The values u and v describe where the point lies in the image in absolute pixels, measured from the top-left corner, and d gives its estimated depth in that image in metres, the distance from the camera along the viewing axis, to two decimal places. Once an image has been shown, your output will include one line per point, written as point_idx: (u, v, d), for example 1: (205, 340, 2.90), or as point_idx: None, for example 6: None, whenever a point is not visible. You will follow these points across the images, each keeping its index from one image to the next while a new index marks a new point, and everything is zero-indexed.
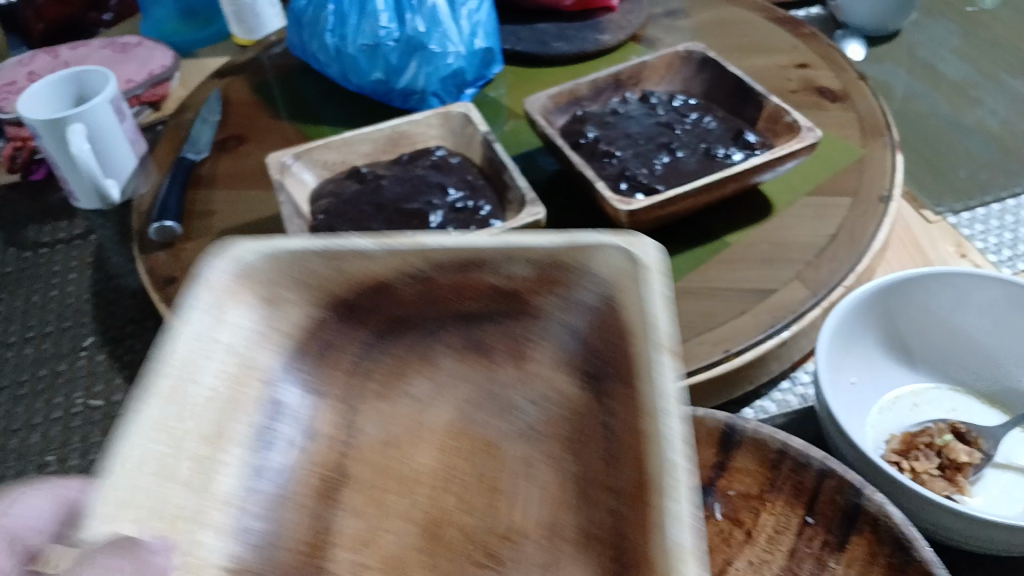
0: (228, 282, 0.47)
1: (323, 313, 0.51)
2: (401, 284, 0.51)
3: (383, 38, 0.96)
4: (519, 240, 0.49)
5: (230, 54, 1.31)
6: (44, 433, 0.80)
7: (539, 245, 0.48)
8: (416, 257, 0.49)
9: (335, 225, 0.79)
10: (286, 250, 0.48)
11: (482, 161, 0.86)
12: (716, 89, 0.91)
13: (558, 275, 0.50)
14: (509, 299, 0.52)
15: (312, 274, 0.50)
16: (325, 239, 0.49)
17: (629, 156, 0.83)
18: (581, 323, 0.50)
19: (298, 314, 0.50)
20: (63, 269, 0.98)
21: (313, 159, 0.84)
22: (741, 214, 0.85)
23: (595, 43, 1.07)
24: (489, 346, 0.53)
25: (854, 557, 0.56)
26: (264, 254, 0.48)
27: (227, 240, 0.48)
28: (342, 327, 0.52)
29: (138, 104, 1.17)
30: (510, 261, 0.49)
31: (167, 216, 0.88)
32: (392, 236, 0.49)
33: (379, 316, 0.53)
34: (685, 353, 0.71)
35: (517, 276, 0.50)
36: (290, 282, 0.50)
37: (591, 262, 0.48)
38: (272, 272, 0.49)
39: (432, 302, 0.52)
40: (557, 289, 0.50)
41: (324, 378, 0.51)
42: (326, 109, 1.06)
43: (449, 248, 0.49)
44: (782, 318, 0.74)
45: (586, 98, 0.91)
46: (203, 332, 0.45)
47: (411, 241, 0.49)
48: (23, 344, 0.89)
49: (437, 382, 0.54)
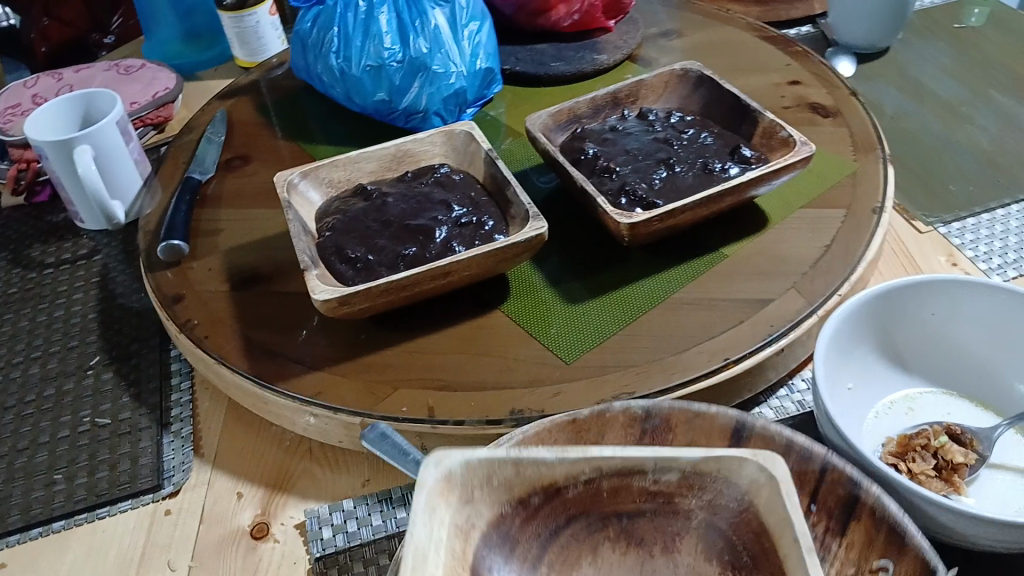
0: (439, 495, 0.45)
1: (513, 509, 0.49)
2: (568, 491, 0.50)
3: (388, 59, 0.99)
4: (665, 453, 0.48)
5: (233, 77, 1.33)
6: (52, 449, 0.80)
7: (687, 457, 0.48)
8: (585, 467, 0.49)
9: (341, 241, 0.80)
10: (479, 459, 0.47)
11: (485, 178, 0.87)
12: (713, 106, 0.93)
13: (709, 483, 0.49)
14: (664, 500, 0.50)
15: (505, 480, 0.48)
16: (507, 449, 0.48)
17: (628, 171, 0.85)
18: (734, 528, 0.49)
19: (491, 513, 0.48)
20: (68, 288, 0.99)
21: (318, 177, 0.86)
22: (739, 228, 0.86)
23: (592, 63, 1.09)
24: (642, 538, 0.52)
25: (853, 542, 0.51)
26: (466, 463, 0.47)
27: (432, 453, 0.47)
28: (525, 521, 0.50)
29: (143, 125, 1.19)
30: (664, 469, 0.49)
31: (174, 234, 0.90)
32: (563, 449, 0.49)
33: (555, 520, 0.51)
34: (687, 362, 0.72)
35: (669, 481, 0.49)
36: (485, 486, 0.48)
37: (733, 473, 0.48)
38: (468, 479, 0.47)
39: (594, 510, 0.51)
40: (707, 495, 0.50)
41: (515, 572, 0.49)
42: (330, 130, 1.08)
43: (615, 459, 0.48)
44: (780, 326, 0.75)
45: (585, 116, 0.93)
46: (430, 553, 0.44)
47: (579, 454, 0.48)
48: (29, 363, 0.90)
49: (601, 572, 0.52)
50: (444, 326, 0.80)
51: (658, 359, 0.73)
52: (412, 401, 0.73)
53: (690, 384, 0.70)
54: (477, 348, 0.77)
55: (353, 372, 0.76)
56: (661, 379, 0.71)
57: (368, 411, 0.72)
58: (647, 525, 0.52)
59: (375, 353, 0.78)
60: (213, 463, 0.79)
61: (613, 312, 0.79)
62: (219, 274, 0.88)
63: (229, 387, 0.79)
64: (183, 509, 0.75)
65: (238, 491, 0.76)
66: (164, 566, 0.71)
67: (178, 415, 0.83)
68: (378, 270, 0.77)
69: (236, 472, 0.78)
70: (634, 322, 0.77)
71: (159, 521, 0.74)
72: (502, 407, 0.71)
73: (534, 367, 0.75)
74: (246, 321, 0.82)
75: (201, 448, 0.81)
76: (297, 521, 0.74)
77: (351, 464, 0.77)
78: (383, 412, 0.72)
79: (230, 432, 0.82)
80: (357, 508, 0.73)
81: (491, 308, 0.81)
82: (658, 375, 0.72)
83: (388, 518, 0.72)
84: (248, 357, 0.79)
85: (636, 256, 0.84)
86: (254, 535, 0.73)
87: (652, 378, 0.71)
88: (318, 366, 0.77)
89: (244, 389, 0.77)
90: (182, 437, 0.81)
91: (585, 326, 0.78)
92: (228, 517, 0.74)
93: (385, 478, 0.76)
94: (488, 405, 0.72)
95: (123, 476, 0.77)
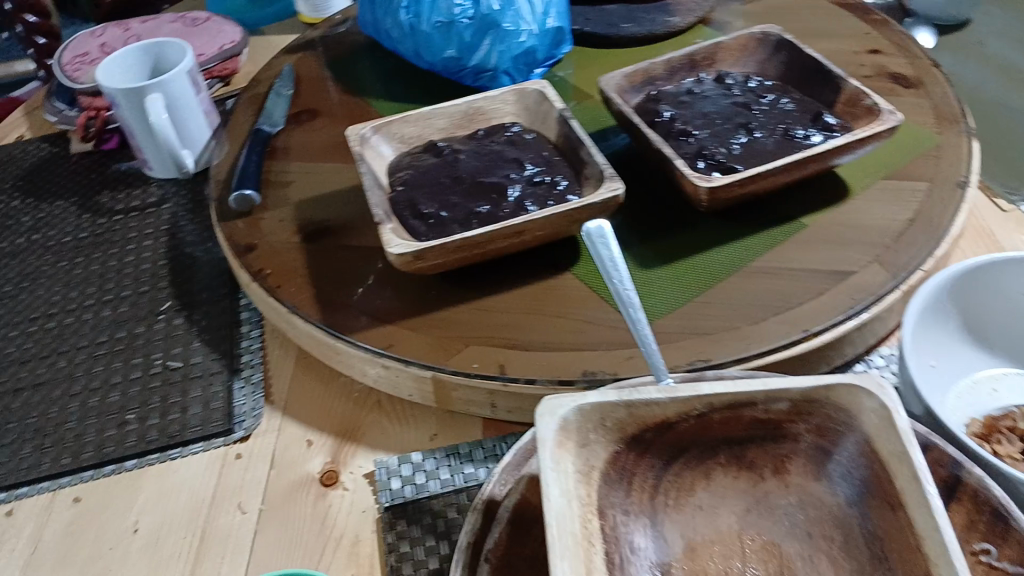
0: (556, 438, 0.52)
1: (622, 446, 0.56)
2: (681, 423, 0.56)
3: (458, 16, 0.97)
4: (777, 384, 0.54)
5: (298, 32, 1.33)
6: (124, 390, 0.81)
7: (795, 388, 0.54)
8: (698, 403, 0.54)
9: (415, 197, 0.80)
10: (590, 404, 0.53)
11: (557, 137, 0.86)
12: (792, 72, 0.91)
13: (812, 409, 0.55)
14: (771, 429, 0.56)
15: (614, 419, 0.54)
16: (618, 392, 0.54)
17: (706, 136, 0.84)
18: (841, 453, 0.55)
19: (605, 451, 0.55)
20: (139, 235, 1.00)
21: (391, 132, 0.86)
22: (817, 197, 0.85)
23: (664, 25, 1.07)
24: (757, 465, 0.58)
25: (954, 522, 0.52)
26: (578, 409, 0.53)
27: (542, 402, 0.53)
28: (636, 454, 0.56)
29: (210, 77, 1.19)
30: (773, 399, 0.54)
31: (246, 185, 0.91)
32: (673, 387, 0.54)
33: (667, 453, 0.57)
34: (765, 333, 0.72)
35: (777, 410, 0.55)
36: (596, 428, 0.54)
37: (833, 398, 0.54)
38: (581, 423, 0.54)
39: (707, 437, 0.57)
40: (812, 420, 0.55)
41: (631, 500, 0.56)
42: (397, 86, 1.07)
43: (726, 392, 0.54)
44: (860, 300, 0.74)
45: (660, 78, 0.92)
46: (558, 489, 0.50)
47: (692, 390, 0.54)
48: (101, 306, 0.91)
49: (715, 493, 0.58)
50: (514, 285, 0.80)
51: (736, 327, 0.73)
52: (482, 357, 0.73)
53: (767, 355, 0.71)
54: (549, 307, 0.77)
55: (424, 327, 0.77)
56: (739, 349, 0.71)
57: (440, 366, 0.73)
58: (767, 465, 0.57)
59: (447, 308, 0.78)
60: (283, 410, 0.80)
61: (687, 277, 0.78)
62: (290, 225, 0.89)
63: (301, 337, 0.80)
64: (253, 453, 0.76)
65: (307, 439, 0.77)
66: (237, 508, 0.72)
67: (248, 362, 0.84)
68: (451, 226, 0.77)
69: (306, 420, 0.79)
70: (709, 288, 0.77)
71: (230, 465, 0.75)
72: (574, 368, 0.71)
73: (606, 330, 0.74)
74: (317, 273, 0.83)
75: (271, 395, 0.82)
76: (366, 470, 0.74)
77: (419, 417, 0.78)
78: (454, 367, 0.72)
79: (299, 381, 0.83)
80: (425, 461, 0.73)
81: (561, 270, 0.81)
82: (735, 344, 0.72)
83: (456, 473, 0.72)
84: (321, 308, 0.79)
85: (711, 221, 0.83)
86: (324, 483, 0.74)
87: (728, 346, 0.71)
88: (389, 319, 0.77)
89: (316, 339, 0.78)
90: (252, 383, 0.82)
91: (659, 291, 0.78)
92: (298, 463, 0.75)
93: (452, 432, 0.76)
94: (559, 365, 0.72)
95: (196, 418, 0.79)
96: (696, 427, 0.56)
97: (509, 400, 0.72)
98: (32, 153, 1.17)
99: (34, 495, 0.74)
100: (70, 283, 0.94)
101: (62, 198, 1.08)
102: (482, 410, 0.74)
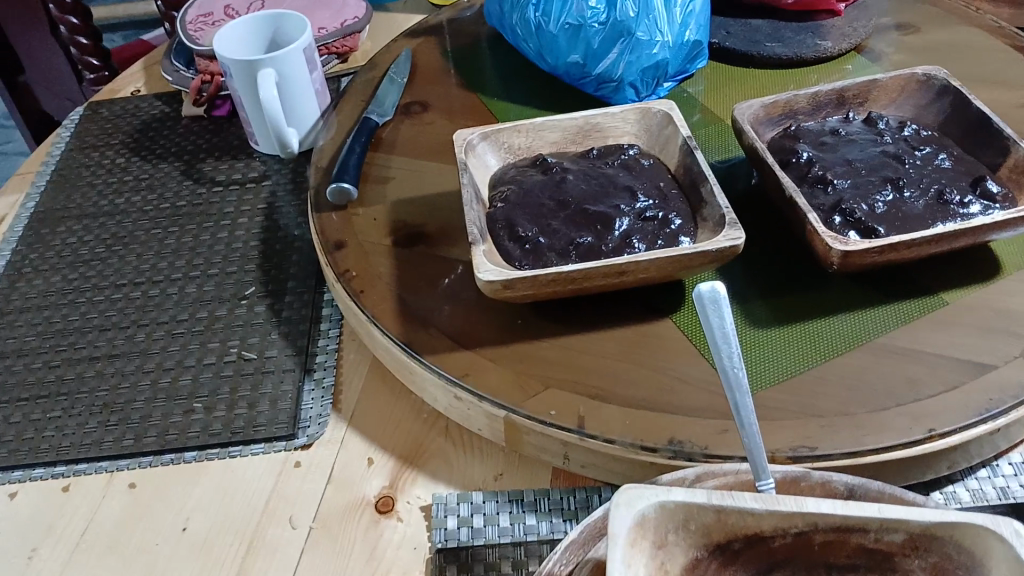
0: (631, 533, 0.46)
1: (704, 552, 0.50)
2: (776, 538, 0.49)
3: (589, 20, 0.91)
4: (895, 513, 0.47)
5: (423, 13, 1.29)
6: (196, 374, 0.80)
7: (915, 521, 0.47)
8: (801, 521, 0.48)
9: (514, 217, 0.74)
10: (676, 502, 0.47)
11: (678, 168, 0.79)
12: (954, 123, 0.80)
13: (932, 546, 0.48)
14: (880, 559, 0.49)
15: (701, 522, 0.49)
16: (709, 495, 0.48)
17: (847, 187, 0.75)
18: None
19: (683, 555, 0.50)
20: (235, 211, 0.99)
21: (499, 141, 0.81)
22: (963, 272, 0.75)
23: (814, 49, 0.97)
24: None
25: None
26: (661, 505, 0.47)
27: (623, 488, 0.47)
28: (719, 563, 0.51)
29: (327, 53, 1.16)
30: (889, 529, 0.47)
31: (345, 177, 0.88)
32: (776, 499, 0.48)
33: (754, 565, 0.51)
34: (882, 424, 0.64)
35: (892, 542, 0.48)
36: (677, 529, 0.49)
37: (960, 538, 0.47)
38: (662, 520, 0.48)
39: (804, 556, 0.51)
40: (931, 559, 0.48)
41: None
42: (515, 85, 1.02)
43: (834, 514, 0.47)
44: (999, 402, 0.64)
45: (803, 113, 0.83)
46: None
47: (795, 507, 0.48)
48: (186, 281, 0.90)
49: None
50: (608, 326, 0.73)
51: (850, 413, 0.65)
52: (562, 405, 0.67)
53: (883, 452, 0.62)
54: (640, 356, 0.70)
55: (504, 359, 0.71)
56: (851, 441, 0.63)
57: (514, 407, 0.67)
58: None
59: (532, 341, 0.72)
60: (349, 421, 0.77)
61: (802, 346, 0.70)
62: (383, 225, 0.85)
63: (378, 348, 0.77)
64: (313, 463, 0.73)
65: (369, 457, 0.74)
66: (287, 519, 0.69)
67: (322, 363, 0.81)
68: (547, 256, 0.70)
69: (370, 435, 0.76)
70: (825, 361, 0.69)
71: (288, 473, 0.73)
72: (662, 433, 0.64)
73: (701, 393, 0.67)
74: (401, 282, 0.79)
75: (340, 404, 0.79)
76: (424, 502, 0.70)
77: (487, 452, 0.73)
78: (529, 410, 0.67)
79: (370, 392, 0.79)
80: (486, 503, 0.69)
81: (662, 315, 0.74)
82: (846, 433, 0.63)
83: (516, 522, 0.67)
84: (401, 321, 0.75)
85: (838, 283, 0.75)
86: (378, 508, 0.70)
87: (839, 435, 0.63)
88: (469, 344, 0.73)
89: (392, 354, 0.74)
90: (323, 387, 0.79)
91: (766, 355, 0.70)
92: (356, 483, 0.72)
93: (519, 474, 0.71)
94: (644, 428, 0.65)
95: (262, 417, 0.76)
96: (793, 546, 0.50)
97: (584, 455, 0.66)
98: (146, 110, 1.17)
99: (92, 472, 0.73)
100: (161, 252, 0.94)
101: (168, 161, 1.08)
102: (553, 459, 0.68)
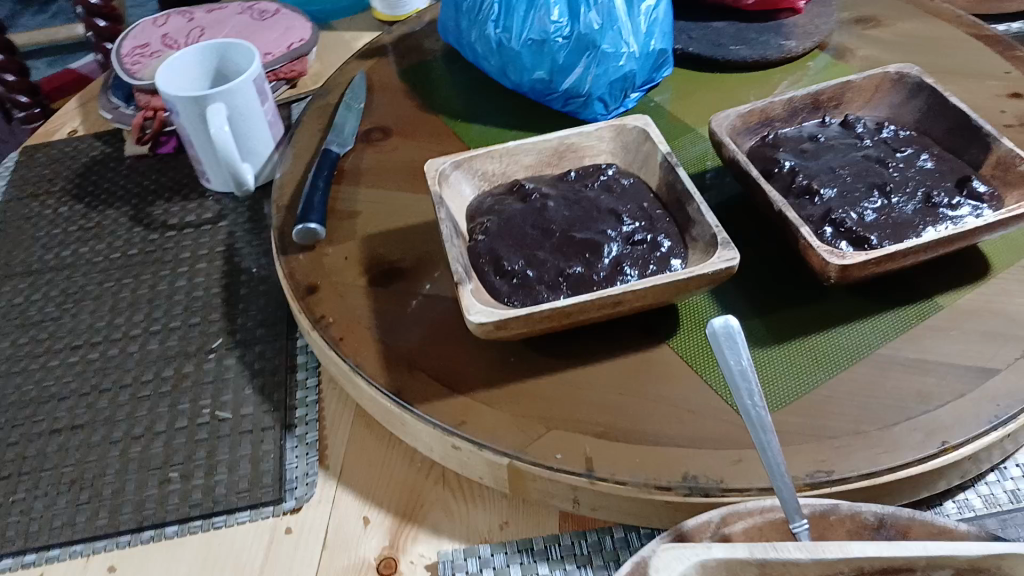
0: None
1: None
2: None
3: (552, 34, 0.87)
4: (940, 551, 0.45)
5: (370, 29, 1.25)
6: (168, 441, 0.75)
7: (962, 556, 0.45)
8: (846, 566, 0.46)
9: (497, 250, 0.70)
10: (716, 560, 0.45)
11: (660, 186, 0.76)
12: (931, 121, 0.79)
13: None
14: None
15: None
16: (750, 548, 0.45)
17: (834, 196, 0.73)
18: None
19: None
20: (192, 256, 0.93)
21: (473, 168, 0.77)
22: (954, 275, 0.74)
23: (779, 50, 0.96)
24: None
25: None
26: (701, 564, 0.45)
27: (659, 550, 0.46)
28: None
29: (275, 79, 1.11)
30: (934, 566, 0.46)
31: (311, 215, 0.84)
32: (818, 546, 0.46)
33: None
34: (894, 441, 0.62)
35: None
36: None
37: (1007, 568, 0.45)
38: None
39: None
40: None
41: None
42: (477, 104, 0.98)
43: (879, 556, 0.45)
44: (1007, 407, 0.63)
45: (779, 119, 0.81)
46: None
47: (840, 553, 0.45)
48: (147, 338, 0.84)
49: None
50: (605, 357, 0.70)
51: (862, 431, 0.63)
52: (568, 447, 0.64)
53: (900, 471, 0.60)
54: (641, 388, 0.68)
55: (501, 402, 0.68)
56: (866, 460, 0.61)
57: (517, 453, 0.64)
58: None
59: (528, 380, 0.69)
60: (338, 479, 0.73)
61: (804, 363, 0.68)
62: (355, 264, 0.81)
63: (363, 399, 0.72)
64: (305, 529, 0.69)
65: (364, 516, 0.70)
66: None
67: (302, 418, 0.77)
68: (538, 289, 0.67)
69: (364, 491, 0.72)
70: (830, 377, 0.67)
71: (279, 541, 0.68)
72: (674, 469, 0.62)
73: (708, 423, 0.65)
74: (382, 326, 0.75)
75: (327, 459, 0.74)
76: (428, 561, 0.66)
77: (488, 499, 0.70)
78: (534, 456, 0.64)
79: (359, 444, 0.75)
80: (495, 556, 0.65)
81: (657, 341, 0.71)
82: (860, 452, 0.61)
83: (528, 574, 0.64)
84: (387, 369, 0.71)
85: (833, 297, 0.73)
86: (381, 571, 0.66)
87: (853, 456, 0.61)
88: (461, 389, 0.69)
89: (379, 404, 0.70)
90: (306, 444, 0.75)
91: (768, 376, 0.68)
92: (352, 546, 0.68)
93: (525, 520, 0.68)
94: (655, 465, 0.62)
95: (245, 481, 0.71)
96: None
97: (594, 498, 0.63)
98: (85, 151, 1.11)
99: (65, 557, 0.67)
100: (116, 308, 0.88)
101: (114, 207, 1.01)
102: (562, 503, 0.65)
